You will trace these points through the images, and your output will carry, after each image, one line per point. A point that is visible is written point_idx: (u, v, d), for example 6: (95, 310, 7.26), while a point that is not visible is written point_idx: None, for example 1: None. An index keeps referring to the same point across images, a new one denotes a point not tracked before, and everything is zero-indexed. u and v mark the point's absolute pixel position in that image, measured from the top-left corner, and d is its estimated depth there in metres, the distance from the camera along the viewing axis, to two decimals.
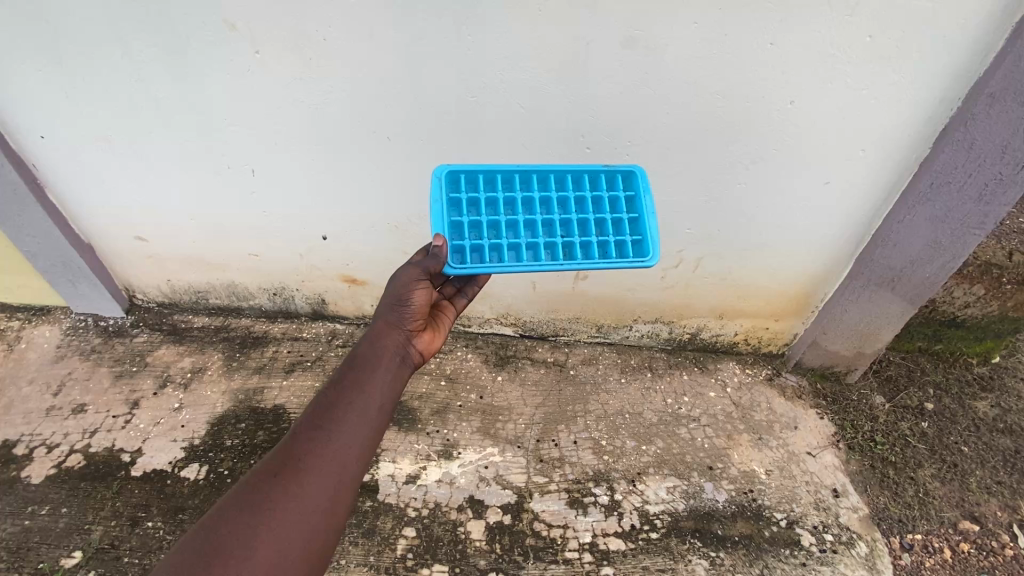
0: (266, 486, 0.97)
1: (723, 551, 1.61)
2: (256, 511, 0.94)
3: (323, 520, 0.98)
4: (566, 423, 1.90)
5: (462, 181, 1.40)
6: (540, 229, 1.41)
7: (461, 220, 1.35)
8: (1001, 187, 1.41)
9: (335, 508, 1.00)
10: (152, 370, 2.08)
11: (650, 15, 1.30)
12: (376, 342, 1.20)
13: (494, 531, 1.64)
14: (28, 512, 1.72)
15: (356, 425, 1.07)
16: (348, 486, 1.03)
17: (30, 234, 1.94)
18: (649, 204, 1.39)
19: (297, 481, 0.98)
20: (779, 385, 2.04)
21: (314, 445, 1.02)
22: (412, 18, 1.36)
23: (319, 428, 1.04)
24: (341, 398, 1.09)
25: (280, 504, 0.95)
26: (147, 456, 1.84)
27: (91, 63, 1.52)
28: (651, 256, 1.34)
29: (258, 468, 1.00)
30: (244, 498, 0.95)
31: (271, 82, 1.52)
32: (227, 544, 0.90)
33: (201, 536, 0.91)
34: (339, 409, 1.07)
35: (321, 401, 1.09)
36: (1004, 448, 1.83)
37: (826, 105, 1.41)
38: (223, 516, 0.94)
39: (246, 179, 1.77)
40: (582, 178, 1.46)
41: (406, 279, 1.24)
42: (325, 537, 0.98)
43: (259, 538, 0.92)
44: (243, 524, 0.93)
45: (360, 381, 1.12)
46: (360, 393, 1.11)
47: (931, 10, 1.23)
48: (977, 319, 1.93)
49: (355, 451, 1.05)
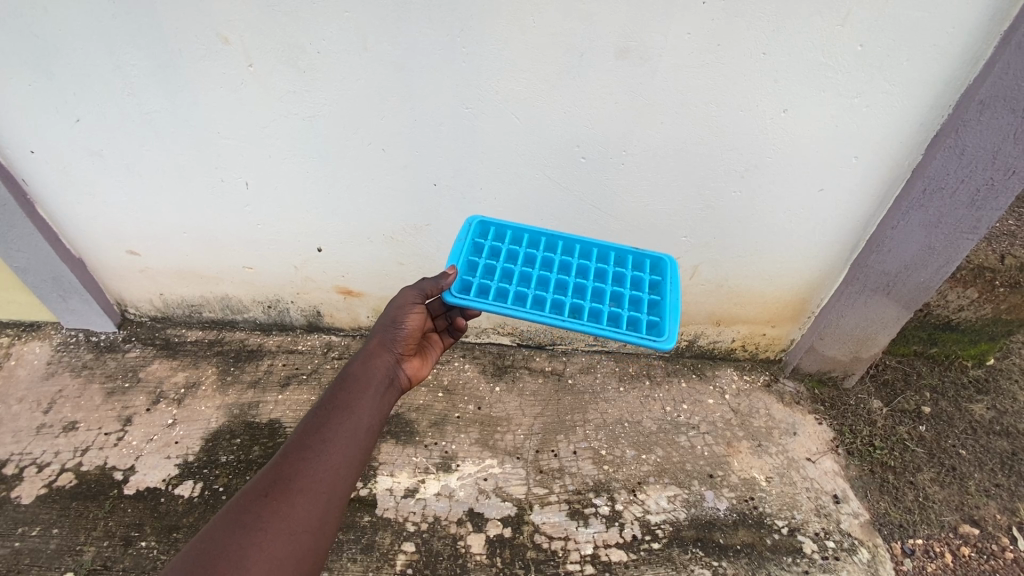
0: (256, 506, 0.95)
1: (725, 561, 1.60)
2: (247, 531, 0.92)
3: (311, 540, 0.96)
4: (565, 433, 1.90)
5: (492, 233, 1.51)
6: (554, 288, 1.43)
7: (478, 262, 1.42)
8: (992, 192, 1.42)
9: (323, 528, 0.99)
10: (145, 387, 2.05)
11: (644, 25, 1.31)
12: (365, 361, 1.21)
13: (494, 544, 1.62)
14: (19, 533, 1.68)
15: (346, 444, 1.07)
16: (336, 505, 1.02)
17: (19, 249, 1.91)
18: (673, 289, 1.40)
19: (288, 500, 0.97)
20: (777, 391, 2.04)
21: (305, 463, 1.01)
22: (406, 31, 1.36)
23: (310, 447, 1.04)
24: (331, 417, 1.09)
25: (271, 523, 0.94)
26: (140, 474, 1.81)
27: (82, 77, 1.51)
28: (667, 336, 1.30)
29: (247, 488, 0.99)
30: (234, 518, 0.94)
31: (265, 95, 1.51)
32: (220, 564, 0.88)
33: (192, 558, 0.89)
34: (329, 428, 1.07)
35: (311, 420, 1.09)
36: (1001, 450, 1.83)
37: (818, 113, 1.42)
38: (214, 536, 0.92)
39: (239, 192, 1.76)
40: (610, 254, 1.51)
41: (402, 301, 1.28)
42: (315, 558, 0.96)
43: (250, 558, 0.90)
44: (234, 544, 0.91)
45: (351, 400, 1.13)
46: (350, 412, 1.11)
47: (919, 20, 1.25)
48: (971, 322, 1.94)
49: (345, 471, 1.04)
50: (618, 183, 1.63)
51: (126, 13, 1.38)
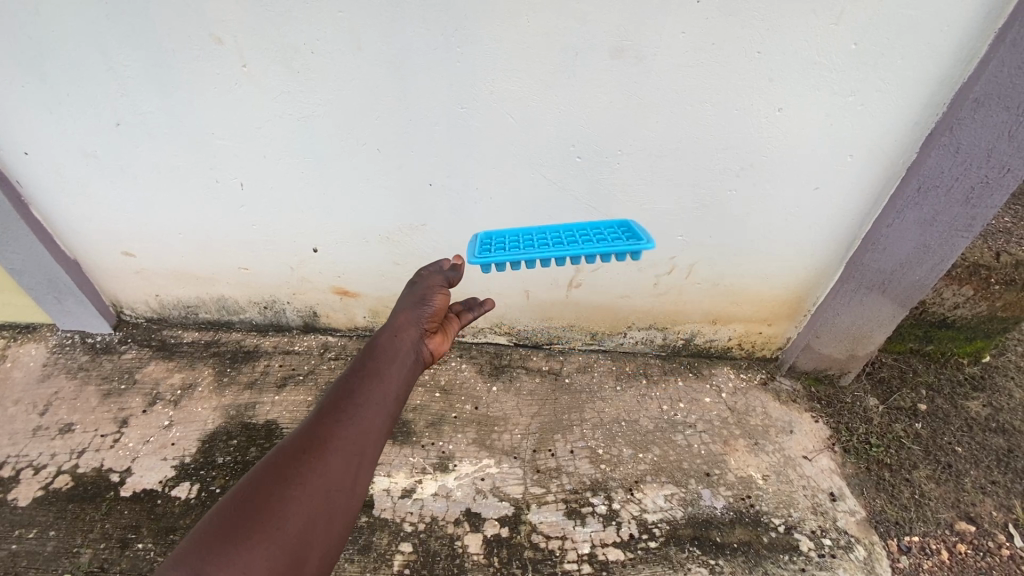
0: (294, 461, 0.94)
1: (722, 559, 1.60)
2: (286, 484, 0.91)
3: (346, 499, 0.95)
4: (562, 432, 1.90)
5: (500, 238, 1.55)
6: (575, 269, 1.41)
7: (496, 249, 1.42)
8: (988, 190, 1.42)
9: (357, 489, 0.98)
10: (141, 388, 2.05)
11: (638, 24, 1.31)
12: (395, 331, 1.21)
13: (491, 544, 1.62)
14: (15, 536, 1.68)
15: (377, 408, 1.06)
16: (369, 467, 1.01)
17: (14, 251, 1.91)
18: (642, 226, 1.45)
19: (324, 457, 0.96)
20: (773, 389, 2.04)
21: (341, 423, 1.01)
22: (401, 30, 1.35)
23: (345, 408, 1.03)
24: (362, 383, 1.09)
25: (309, 479, 0.93)
26: (136, 475, 1.80)
27: (76, 78, 1.51)
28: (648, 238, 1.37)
29: (284, 443, 0.98)
30: (273, 472, 0.93)
31: (259, 95, 1.51)
32: (262, 514, 0.87)
33: (233, 508, 0.88)
34: (363, 392, 1.07)
35: (345, 383, 1.08)
36: (997, 447, 1.84)
37: (813, 112, 1.42)
38: (248, 493, 0.90)
39: (235, 193, 1.76)
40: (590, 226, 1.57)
41: (429, 283, 1.32)
42: (347, 517, 0.96)
43: (285, 514, 0.88)
44: (274, 496, 0.90)
45: (383, 366, 1.13)
46: (383, 378, 1.11)
47: (913, 18, 1.25)
48: (966, 319, 1.95)
49: (378, 434, 1.04)
50: (613, 182, 1.63)
51: (119, 13, 1.38)
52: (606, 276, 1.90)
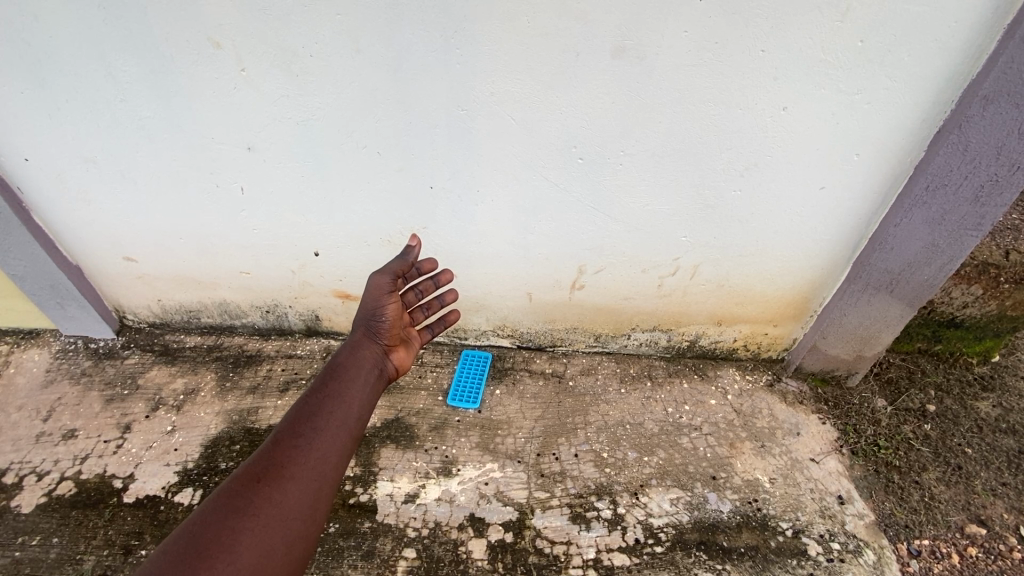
0: (248, 492, 0.99)
1: (729, 564, 1.58)
2: (239, 517, 0.95)
3: (303, 527, 0.99)
4: (566, 436, 1.88)
5: None
6: None
7: None
8: (997, 189, 1.39)
9: (318, 511, 1.03)
10: (143, 393, 2.04)
11: (640, 24, 1.29)
12: (353, 353, 1.30)
13: (496, 550, 1.61)
14: (18, 543, 1.67)
15: (336, 433, 1.12)
16: (327, 492, 1.06)
17: (17, 258, 1.91)
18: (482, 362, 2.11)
19: (279, 486, 1.01)
20: (780, 391, 2.02)
21: (297, 451, 1.06)
22: (399, 33, 1.34)
23: (301, 435, 1.09)
24: (321, 408, 1.15)
25: (262, 510, 0.97)
26: (140, 481, 1.80)
27: (74, 84, 1.51)
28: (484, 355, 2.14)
29: (239, 473, 1.02)
30: (227, 504, 0.96)
31: (259, 99, 1.50)
32: (213, 547, 0.90)
33: (186, 538, 0.91)
34: (320, 417, 1.13)
35: (302, 409, 1.14)
36: (1008, 448, 1.81)
37: (818, 111, 1.40)
38: (207, 521, 0.94)
39: (235, 197, 1.75)
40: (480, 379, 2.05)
41: (376, 289, 1.36)
42: (304, 545, 0.99)
43: (243, 543, 0.92)
44: (227, 530, 0.93)
45: (340, 391, 1.20)
46: (339, 403, 1.17)
47: (920, 14, 1.23)
48: (976, 319, 1.93)
49: (335, 460, 1.09)
50: (616, 183, 1.61)
51: (116, 18, 1.37)
52: (609, 277, 1.88)
